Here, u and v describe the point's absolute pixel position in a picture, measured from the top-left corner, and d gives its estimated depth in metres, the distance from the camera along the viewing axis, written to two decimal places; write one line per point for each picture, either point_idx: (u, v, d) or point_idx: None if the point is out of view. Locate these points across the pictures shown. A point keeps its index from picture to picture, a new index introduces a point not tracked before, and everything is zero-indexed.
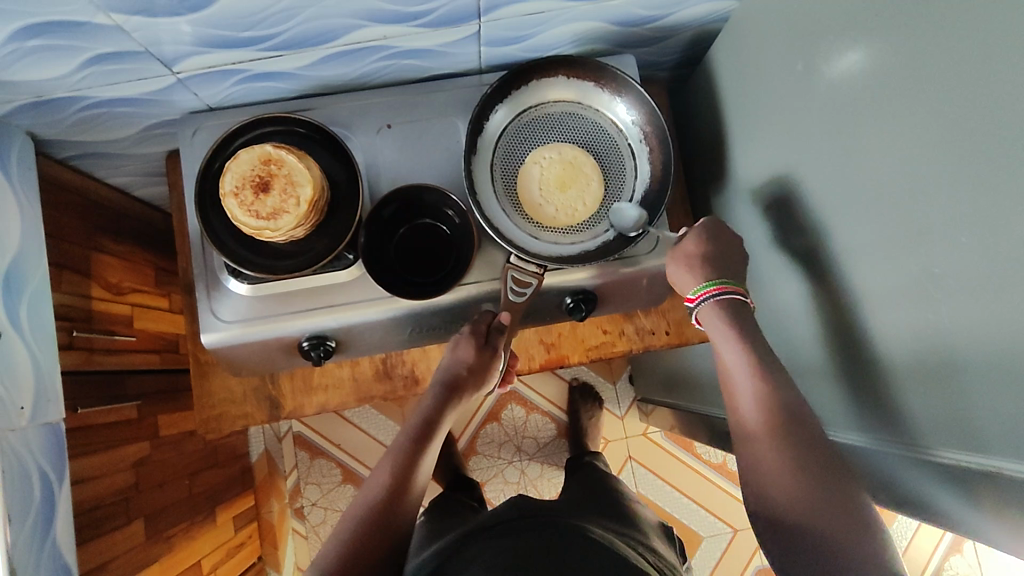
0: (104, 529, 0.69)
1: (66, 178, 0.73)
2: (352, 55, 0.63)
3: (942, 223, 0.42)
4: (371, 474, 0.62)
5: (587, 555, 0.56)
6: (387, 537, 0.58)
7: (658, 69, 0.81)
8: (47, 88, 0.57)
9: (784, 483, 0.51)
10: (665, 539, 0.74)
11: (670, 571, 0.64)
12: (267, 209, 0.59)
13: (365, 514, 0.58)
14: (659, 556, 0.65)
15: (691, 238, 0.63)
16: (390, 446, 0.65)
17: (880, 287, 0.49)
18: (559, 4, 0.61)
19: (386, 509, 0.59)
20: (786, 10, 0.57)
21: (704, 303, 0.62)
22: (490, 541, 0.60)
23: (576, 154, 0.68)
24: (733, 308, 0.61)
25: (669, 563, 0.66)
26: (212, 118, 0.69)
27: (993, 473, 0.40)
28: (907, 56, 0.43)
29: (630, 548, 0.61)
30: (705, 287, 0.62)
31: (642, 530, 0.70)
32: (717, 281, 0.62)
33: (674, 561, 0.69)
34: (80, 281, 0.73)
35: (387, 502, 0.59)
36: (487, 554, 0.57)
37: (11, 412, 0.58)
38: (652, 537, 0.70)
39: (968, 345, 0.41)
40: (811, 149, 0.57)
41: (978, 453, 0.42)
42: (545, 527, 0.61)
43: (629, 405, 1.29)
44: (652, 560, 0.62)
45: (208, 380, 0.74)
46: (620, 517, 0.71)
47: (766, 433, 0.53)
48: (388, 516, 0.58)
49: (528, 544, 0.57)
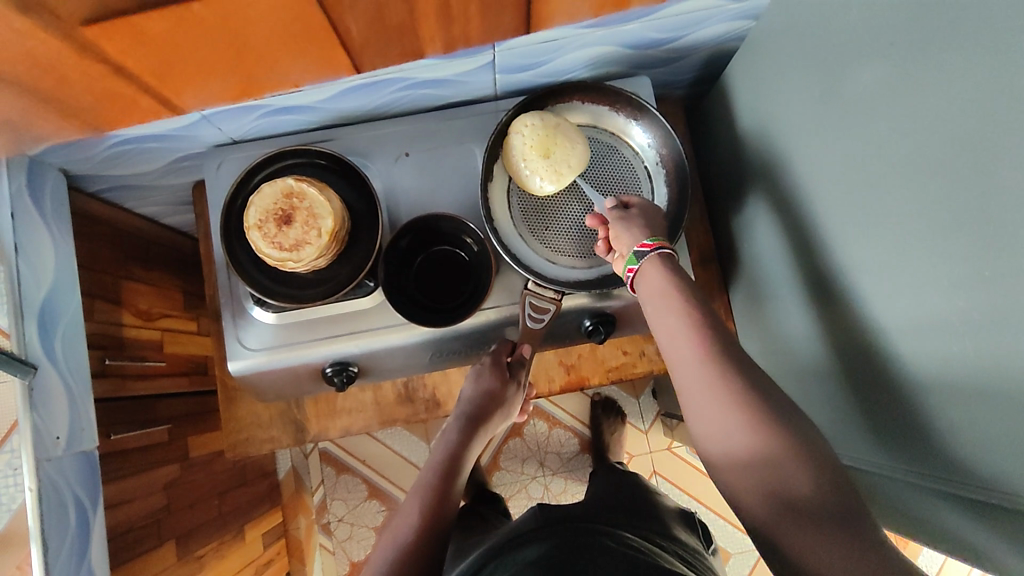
0: (137, 551, 0.71)
1: (98, 210, 0.75)
2: (370, 87, 0.65)
3: (964, 253, 0.41)
4: (399, 513, 0.60)
5: (608, 555, 0.56)
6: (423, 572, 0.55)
7: (674, 88, 0.81)
8: (77, 129, 0.59)
9: (752, 446, 0.45)
10: (687, 527, 0.74)
11: (692, 557, 0.64)
12: (290, 241, 0.60)
13: (401, 545, 0.56)
14: (680, 545, 0.65)
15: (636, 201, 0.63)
16: (415, 485, 0.64)
17: (902, 314, 0.49)
18: (573, 32, 0.62)
19: (421, 542, 0.57)
20: (802, 33, 0.57)
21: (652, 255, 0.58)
22: (515, 552, 0.60)
23: (555, 121, 0.64)
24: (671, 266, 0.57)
25: (690, 549, 0.66)
26: (236, 150, 0.70)
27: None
28: (924, 85, 0.43)
29: (649, 544, 0.61)
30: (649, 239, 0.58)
31: (666, 523, 0.70)
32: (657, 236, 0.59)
33: (698, 546, 0.69)
34: (111, 309, 0.75)
35: (422, 533, 0.58)
36: (512, 566, 0.57)
37: (47, 442, 0.60)
38: (675, 529, 0.70)
39: (991, 377, 0.41)
40: (829, 172, 0.56)
41: (1006, 487, 0.41)
42: (569, 533, 0.61)
43: (653, 419, 1.28)
44: (673, 552, 0.62)
45: (234, 406, 0.76)
46: (641, 512, 0.71)
47: (735, 423, 0.47)
48: (423, 547, 0.57)
49: (553, 550, 0.58)
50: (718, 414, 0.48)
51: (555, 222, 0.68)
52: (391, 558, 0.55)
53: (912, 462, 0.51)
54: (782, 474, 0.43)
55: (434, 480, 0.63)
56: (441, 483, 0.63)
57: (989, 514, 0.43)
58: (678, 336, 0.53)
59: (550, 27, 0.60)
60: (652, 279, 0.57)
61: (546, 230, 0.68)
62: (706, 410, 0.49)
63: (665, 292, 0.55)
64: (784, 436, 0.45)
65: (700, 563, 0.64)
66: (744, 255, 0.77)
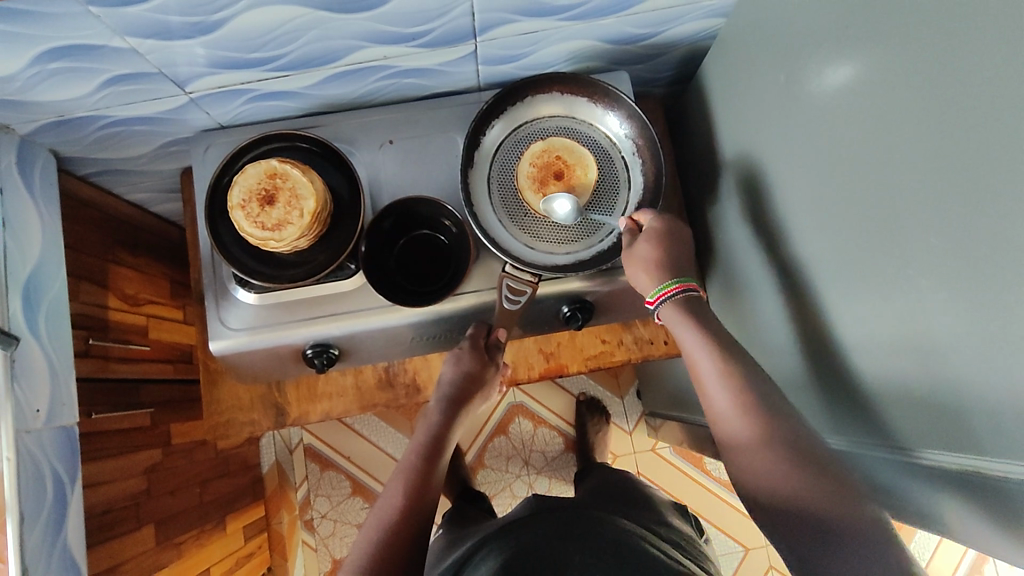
0: (114, 532, 0.71)
1: (86, 193, 0.76)
2: (355, 75, 0.66)
3: (915, 226, 0.44)
4: (384, 491, 0.61)
5: (611, 542, 0.57)
6: (409, 543, 0.56)
7: (654, 85, 0.83)
8: (67, 107, 0.61)
9: (772, 468, 0.48)
10: (680, 516, 0.75)
11: (684, 541, 0.67)
12: (272, 220, 0.61)
13: (389, 523, 0.57)
14: (674, 530, 0.68)
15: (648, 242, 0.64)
16: (400, 462, 0.64)
17: (863, 290, 0.51)
18: (551, 23, 0.64)
19: (407, 516, 0.58)
20: (770, 26, 0.59)
21: (664, 303, 0.62)
22: (515, 533, 0.62)
23: None
24: (692, 304, 0.61)
25: (684, 534, 0.68)
26: (223, 135, 0.72)
27: (990, 475, 0.40)
28: (881, 66, 0.45)
29: (645, 529, 0.63)
30: (673, 283, 0.62)
31: (661, 512, 0.71)
32: (676, 281, 0.62)
33: (690, 532, 0.72)
34: (97, 291, 0.76)
35: (410, 513, 0.58)
36: (510, 547, 0.59)
37: (26, 414, 0.61)
38: (668, 515, 0.72)
39: (947, 342, 0.42)
40: (795, 158, 0.58)
41: (972, 454, 0.42)
42: (570, 517, 0.63)
43: (638, 419, 1.29)
44: (665, 534, 0.65)
45: (216, 389, 0.76)
46: (636, 499, 0.73)
47: (757, 434, 0.50)
48: (412, 525, 0.57)
49: (552, 535, 0.59)
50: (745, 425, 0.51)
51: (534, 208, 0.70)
52: (381, 538, 0.55)
53: (879, 438, 0.52)
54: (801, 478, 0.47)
55: (419, 461, 0.64)
56: (426, 464, 0.63)
57: (957, 493, 0.44)
58: (701, 360, 0.57)
59: (529, 18, 0.61)
60: (672, 316, 0.61)
61: (525, 216, 0.69)
62: (734, 423, 0.52)
63: (689, 323, 0.59)
64: (802, 451, 0.49)
65: (696, 549, 0.66)
66: (720, 247, 0.79)
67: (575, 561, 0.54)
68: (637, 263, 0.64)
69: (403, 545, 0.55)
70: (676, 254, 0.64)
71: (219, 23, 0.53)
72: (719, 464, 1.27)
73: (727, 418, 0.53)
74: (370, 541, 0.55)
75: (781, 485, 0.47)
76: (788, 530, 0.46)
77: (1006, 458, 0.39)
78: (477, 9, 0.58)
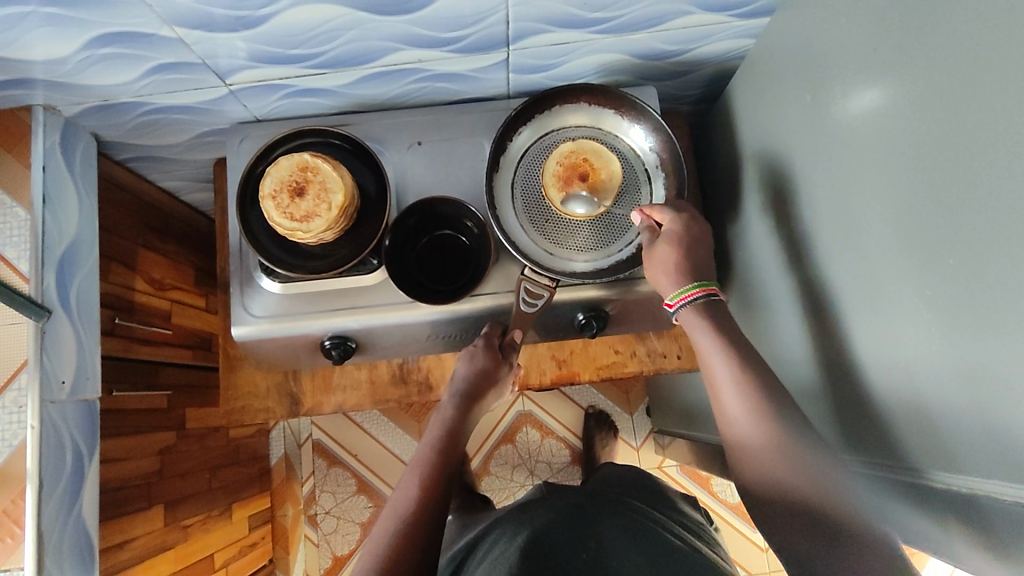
0: (127, 508, 0.73)
1: (122, 177, 0.79)
2: (390, 76, 0.68)
3: (934, 247, 0.44)
4: (398, 485, 0.61)
5: (637, 522, 0.60)
6: (428, 535, 0.56)
7: (681, 102, 0.84)
8: (113, 92, 0.63)
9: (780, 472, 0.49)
10: (690, 503, 0.78)
11: (701, 529, 0.69)
12: (301, 211, 0.63)
13: (405, 515, 0.57)
14: (690, 519, 0.70)
15: (665, 248, 0.63)
16: (414, 457, 0.65)
17: (880, 309, 0.51)
18: (583, 36, 0.65)
19: (422, 509, 0.58)
20: (798, 48, 0.60)
21: (682, 308, 0.61)
22: (541, 507, 0.64)
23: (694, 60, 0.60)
24: (715, 309, 0.60)
25: (699, 523, 0.71)
26: (259, 128, 0.74)
27: (997, 499, 0.40)
28: (905, 90, 0.46)
29: (664, 515, 0.66)
30: (694, 287, 0.61)
31: (671, 497, 0.73)
32: (698, 285, 0.61)
33: (703, 520, 0.74)
34: (125, 273, 0.78)
35: (426, 504, 0.59)
36: (541, 515, 0.61)
37: (53, 384, 0.63)
38: (682, 503, 0.74)
39: (959, 363, 0.43)
40: (818, 178, 0.59)
41: (981, 478, 0.42)
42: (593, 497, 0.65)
43: (646, 436, 1.29)
44: (684, 522, 0.67)
45: (235, 374, 0.78)
46: (652, 483, 0.75)
47: (776, 447, 0.50)
48: (430, 514, 0.58)
49: (577, 507, 0.62)
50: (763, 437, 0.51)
51: (556, 215, 0.71)
52: (398, 528, 0.56)
53: (888, 460, 0.52)
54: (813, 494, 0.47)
55: (432, 456, 0.64)
56: (440, 457, 0.64)
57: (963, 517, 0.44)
58: (721, 368, 0.56)
59: (561, 29, 0.63)
60: (691, 319, 0.60)
61: (546, 222, 0.71)
62: (748, 435, 0.52)
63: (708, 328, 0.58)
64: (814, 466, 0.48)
65: (708, 534, 0.69)
66: (738, 265, 0.79)
67: (608, 534, 0.57)
68: (656, 265, 0.63)
69: (421, 535, 0.56)
70: (698, 257, 0.63)
71: (264, 18, 0.55)
72: (727, 487, 1.26)
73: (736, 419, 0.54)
74: (388, 531, 0.56)
75: (794, 498, 0.48)
76: (789, 534, 0.47)
77: (1010, 480, 0.39)
78: (512, 17, 0.60)
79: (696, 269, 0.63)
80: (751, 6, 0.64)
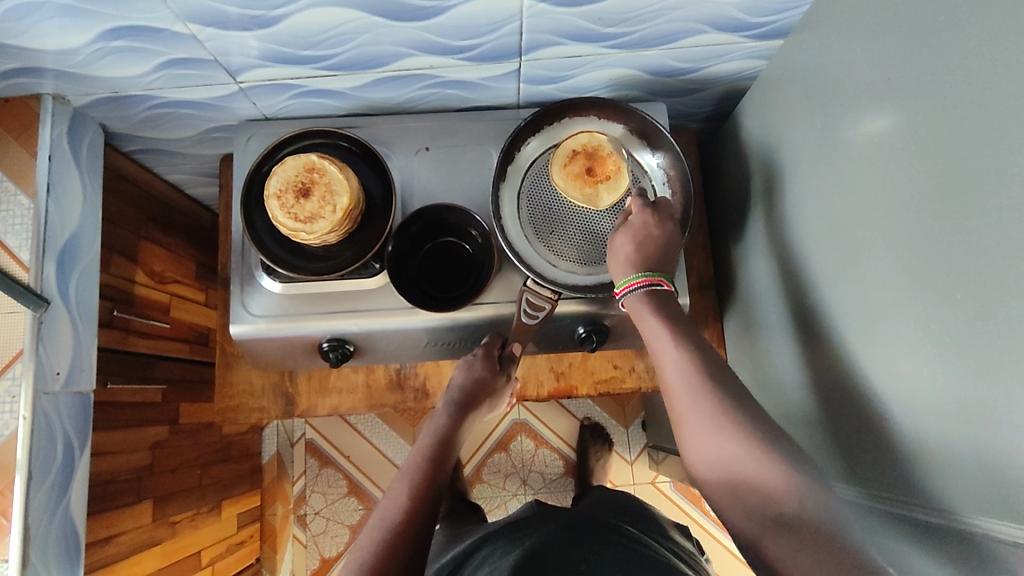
0: (115, 503, 0.72)
1: (127, 168, 0.79)
2: (400, 81, 0.68)
3: (941, 281, 0.44)
4: (387, 493, 0.61)
5: (631, 548, 0.59)
6: (412, 545, 0.55)
7: (690, 119, 0.84)
8: (122, 85, 0.63)
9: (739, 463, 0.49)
10: (679, 529, 0.77)
11: (691, 558, 0.68)
12: (306, 212, 0.63)
13: (391, 525, 0.56)
14: (681, 546, 0.69)
15: (621, 240, 0.64)
16: (405, 466, 0.64)
17: (884, 340, 0.50)
18: (596, 50, 0.65)
19: (409, 519, 0.57)
20: (809, 73, 0.60)
21: (631, 295, 0.63)
22: (533, 527, 0.64)
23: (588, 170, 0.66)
24: (660, 300, 0.62)
25: (690, 551, 0.70)
26: (267, 126, 0.74)
27: (992, 538, 0.40)
28: (916, 122, 0.45)
29: (656, 543, 0.65)
30: (635, 279, 0.62)
31: (661, 524, 0.73)
32: (646, 273, 0.62)
33: (695, 550, 0.74)
34: (126, 265, 0.78)
35: (413, 513, 0.58)
36: (533, 538, 0.61)
37: (47, 375, 0.63)
38: (674, 531, 0.74)
39: (961, 402, 0.42)
40: (824, 203, 0.59)
41: (978, 516, 0.41)
42: (586, 521, 0.65)
43: (640, 450, 1.28)
44: (677, 551, 0.66)
45: (230, 372, 0.78)
46: (644, 510, 0.75)
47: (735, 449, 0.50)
48: (418, 524, 0.57)
49: (573, 531, 0.61)
50: (715, 438, 0.51)
51: (560, 227, 0.70)
52: (385, 536, 0.55)
53: (884, 491, 0.52)
54: (777, 478, 0.47)
55: (423, 464, 0.64)
56: (431, 465, 0.64)
57: (958, 556, 0.44)
58: (670, 362, 0.57)
59: (574, 42, 0.63)
60: (637, 309, 0.62)
61: (551, 233, 0.70)
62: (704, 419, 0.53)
63: (656, 320, 0.60)
64: None
65: (698, 562, 0.69)
66: (741, 285, 0.79)
67: (602, 557, 0.56)
68: (613, 258, 0.64)
69: (407, 544, 0.55)
70: (654, 250, 0.64)
71: (277, 19, 0.55)
72: None
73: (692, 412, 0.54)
74: (375, 540, 0.55)
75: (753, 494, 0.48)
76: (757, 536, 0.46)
77: (1005, 520, 0.39)
78: (525, 28, 0.60)
79: (643, 268, 0.63)
80: (765, 28, 0.64)
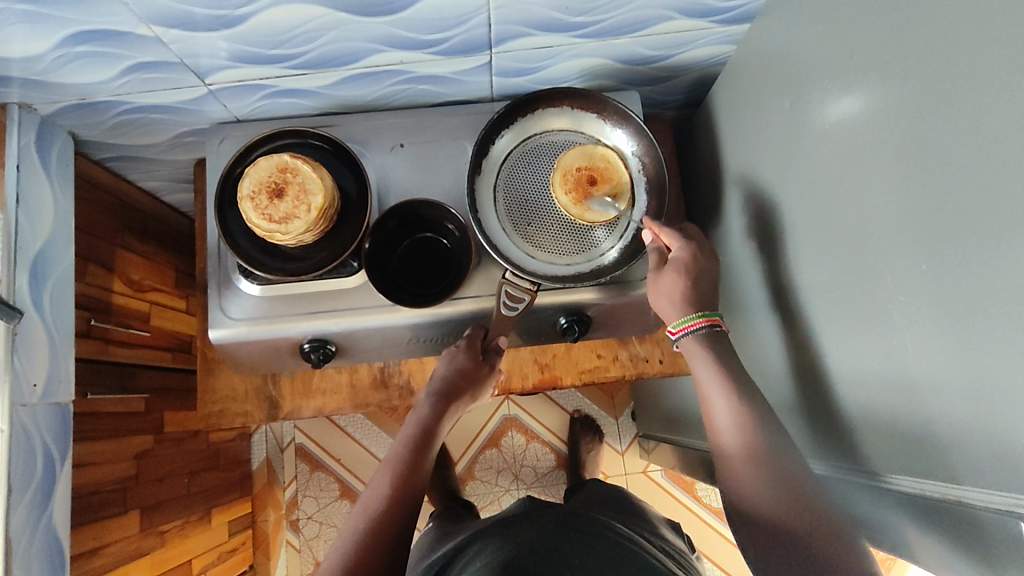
0: (100, 514, 0.72)
1: (99, 176, 0.78)
2: (372, 77, 0.68)
3: (908, 254, 0.44)
4: (369, 485, 0.60)
5: (617, 542, 0.59)
6: (396, 539, 0.55)
7: (664, 107, 0.85)
8: (90, 91, 0.63)
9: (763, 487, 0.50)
10: (670, 527, 0.78)
11: (679, 554, 0.68)
12: (280, 213, 0.62)
13: (375, 517, 0.56)
14: (668, 541, 0.69)
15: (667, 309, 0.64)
16: (387, 457, 0.63)
17: (857, 316, 0.51)
18: (567, 39, 0.65)
19: (392, 512, 0.57)
20: (777, 55, 0.60)
21: (686, 336, 0.62)
22: (520, 523, 0.63)
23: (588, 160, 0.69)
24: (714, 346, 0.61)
25: (677, 547, 0.70)
26: (239, 128, 0.73)
27: (968, 504, 0.41)
28: (882, 97, 0.46)
29: (643, 537, 0.65)
30: (696, 317, 0.61)
31: (652, 522, 0.73)
32: (704, 313, 0.61)
33: (683, 546, 0.74)
34: (103, 274, 0.77)
35: (397, 505, 0.57)
36: (523, 532, 0.61)
37: (24, 388, 0.62)
38: (661, 527, 0.74)
39: (932, 371, 0.43)
40: (795, 183, 0.59)
41: (957, 484, 0.42)
42: (574, 516, 0.65)
43: (630, 440, 1.29)
44: (663, 546, 0.66)
45: (212, 377, 0.77)
46: (630, 508, 0.75)
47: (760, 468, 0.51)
48: (399, 518, 0.57)
49: (561, 526, 0.61)
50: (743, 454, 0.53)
51: (537, 218, 0.70)
52: (367, 528, 0.55)
53: (866, 465, 0.52)
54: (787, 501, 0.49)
55: (405, 455, 0.63)
56: (413, 457, 0.63)
57: (936, 523, 0.45)
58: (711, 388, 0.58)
59: (544, 32, 0.63)
60: (693, 351, 0.61)
61: (528, 225, 0.70)
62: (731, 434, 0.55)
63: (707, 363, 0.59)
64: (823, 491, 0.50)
65: (687, 560, 0.68)
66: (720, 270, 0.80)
67: (590, 554, 0.56)
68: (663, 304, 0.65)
69: (389, 537, 0.55)
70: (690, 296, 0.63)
71: (243, 18, 0.54)
72: (710, 491, 1.26)
73: (727, 440, 0.55)
74: (356, 534, 0.54)
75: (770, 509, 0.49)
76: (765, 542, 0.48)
77: (986, 485, 0.39)
78: (494, 20, 0.60)
79: (698, 307, 0.62)
80: (732, 12, 0.64)
